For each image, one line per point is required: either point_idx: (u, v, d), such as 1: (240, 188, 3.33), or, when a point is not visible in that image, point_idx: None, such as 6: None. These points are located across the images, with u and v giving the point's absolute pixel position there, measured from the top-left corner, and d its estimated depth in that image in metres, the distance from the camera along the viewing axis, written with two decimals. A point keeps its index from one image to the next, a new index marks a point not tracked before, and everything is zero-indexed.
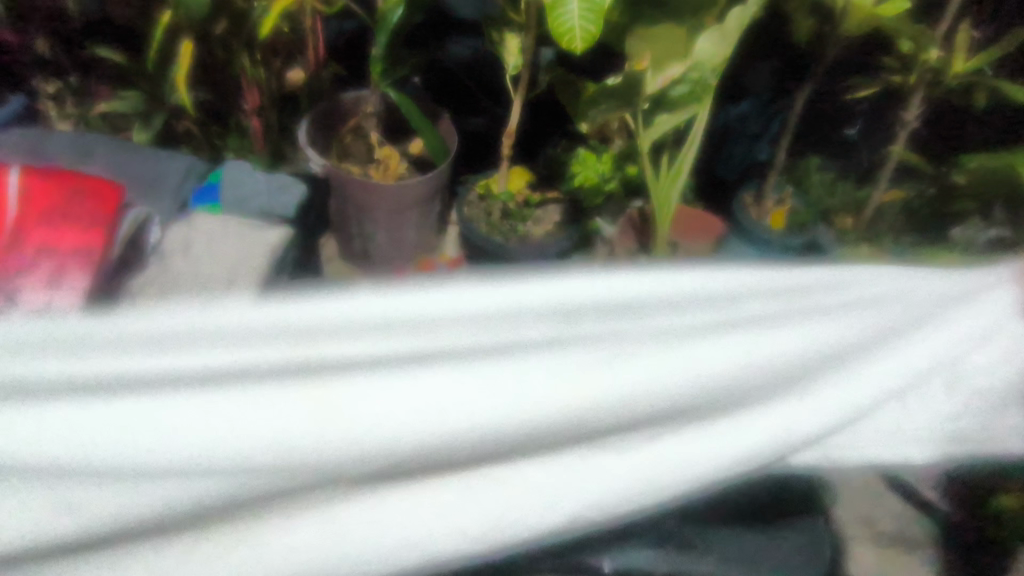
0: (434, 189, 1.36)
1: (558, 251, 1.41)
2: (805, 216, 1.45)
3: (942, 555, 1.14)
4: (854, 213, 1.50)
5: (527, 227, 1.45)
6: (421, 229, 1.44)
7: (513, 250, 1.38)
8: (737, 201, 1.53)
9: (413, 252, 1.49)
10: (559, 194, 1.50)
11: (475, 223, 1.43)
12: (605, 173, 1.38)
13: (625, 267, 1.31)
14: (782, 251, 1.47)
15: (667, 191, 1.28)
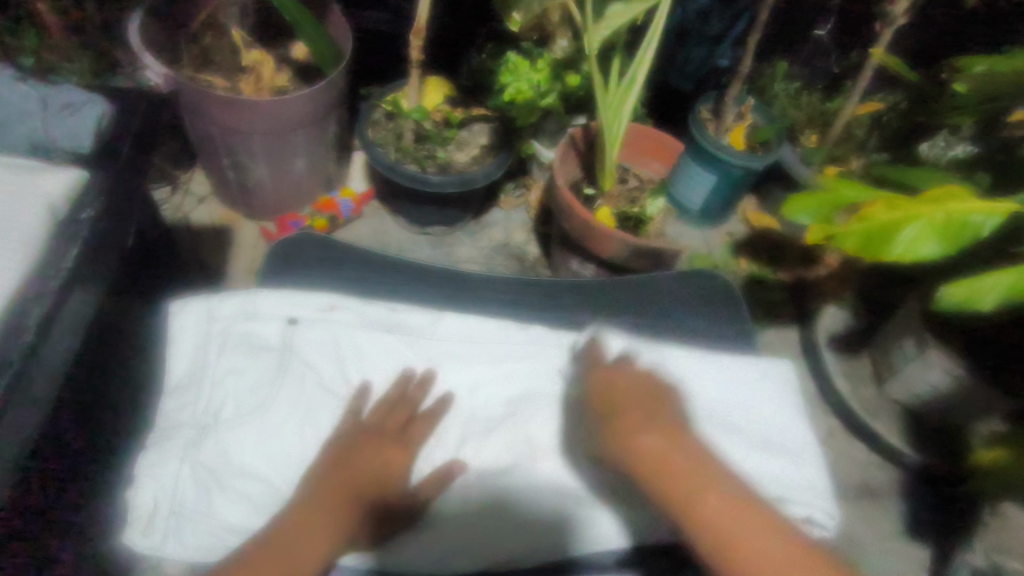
0: (327, 107, 1.07)
1: (487, 181, 1.16)
2: (769, 133, 1.28)
3: (910, 501, 1.12)
4: (820, 128, 1.36)
5: (448, 152, 1.19)
6: (314, 157, 1.15)
7: (431, 180, 1.11)
8: (693, 116, 1.31)
9: (309, 186, 1.20)
10: (487, 111, 1.23)
11: (383, 148, 1.16)
12: (542, 84, 1.13)
13: (568, 200, 1.05)
14: (743, 174, 1.29)
15: (617, 106, 1.05)
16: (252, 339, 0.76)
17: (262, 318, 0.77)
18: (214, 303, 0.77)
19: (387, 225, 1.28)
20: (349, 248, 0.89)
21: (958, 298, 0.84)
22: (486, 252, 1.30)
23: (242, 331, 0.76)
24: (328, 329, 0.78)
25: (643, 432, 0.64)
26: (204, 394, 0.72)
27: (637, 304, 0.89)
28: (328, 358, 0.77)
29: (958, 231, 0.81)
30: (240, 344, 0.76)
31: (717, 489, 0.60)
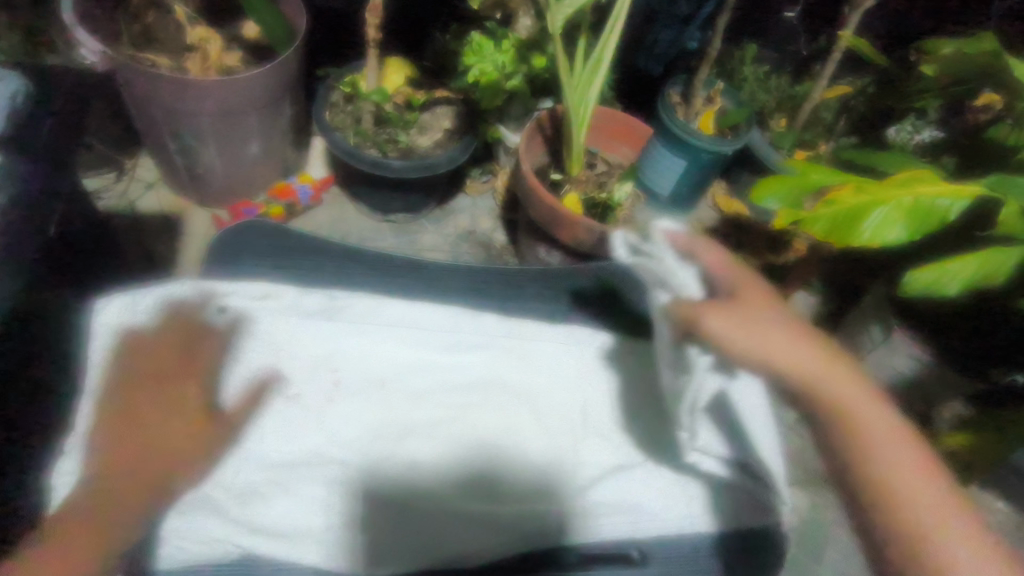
0: (280, 88, 1.02)
1: (451, 167, 1.12)
2: (738, 117, 1.26)
3: None
4: (789, 113, 1.35)
5: (411, 136, 1.14)
6: (268, 141, 1.10)
7: (391, 166, 1.07)
8: (663, 99, 1.29)
9: (263, 172, 1.15)
10: (450, 93, 1.19)
11: (341, 131, 1.11)
12: (507, 65, 1.09)
13: (535, 186, 1.02)
14: (712, 158, 1.28)
15: (584, 89, 1.02)
16: (182, 336, 0.74)
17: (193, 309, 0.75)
18: (140, 293, 0.74)
19: (347, 212, 1.24)
20: (303, 237, 0.85)
21: (922, 283, 0.84)
22: (451, 240, 1.26)
23: (170, 324, 0.74)
24: (272, 323, 0.77)
25: (809, 371, 0.63)
26: (124, 396, 0.69)
27: (601, 291, 0.87)
28: (270, 352, 0.76)
29: (924, 215, 0.80)
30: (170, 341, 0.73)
31: (873, 464, 0.60)
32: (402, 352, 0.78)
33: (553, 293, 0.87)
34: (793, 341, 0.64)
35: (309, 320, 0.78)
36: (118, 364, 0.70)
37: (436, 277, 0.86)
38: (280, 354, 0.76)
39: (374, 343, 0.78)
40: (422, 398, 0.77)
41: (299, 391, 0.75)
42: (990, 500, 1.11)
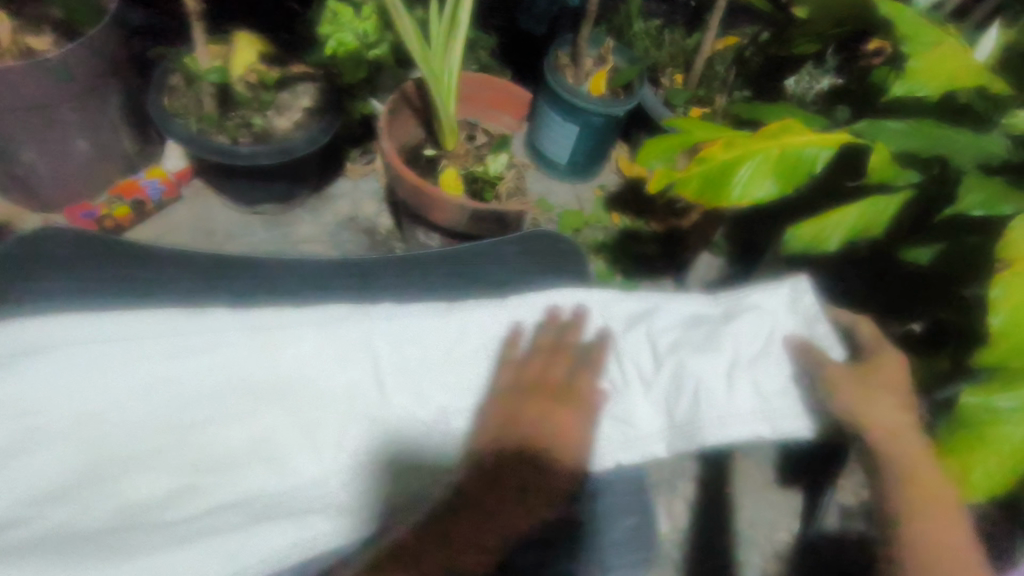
0: (98, 74, 0.89)
1: (311, 149, 1.02)
2: (629, 76, 1.19)
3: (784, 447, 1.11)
4: (684, 68, 1.29)
5: (267, 119, 1.03)
6: (97, 134, 0.97)
7: (240, 152, 0.96)
8: (549, 61, 1.21)
9: (101, 168, 1.02)
10: (310, 68, 1.08)
11: (182, 118, 0.98)
12: (368, 33, 0.99)
13: (399, 165, 0.93)
14: (603, 121, 1.21)
15: (444, 51, 0.94)
16: None
17: None
18: None
19: (211, 208, 1.13)
20: (115, 244, 0.69)
21: (802, 241, 0.78)
22: (330, 229, 1.17)
23: None
24: (60, 353, 0.60)
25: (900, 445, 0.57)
26: None
27: (470, 274, 0.79)
28: (48, 394, 0.59)
29: (794, 168, 0.74)
30: None
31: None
32: (259, 351, 0.65)
33: (434, 281, 0.78)
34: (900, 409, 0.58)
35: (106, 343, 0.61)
36: None
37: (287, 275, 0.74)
38: (68, 387, 0.59)
39: (224, 344, 0.64)
40: (262, 412, 0.64)
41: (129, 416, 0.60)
42: None
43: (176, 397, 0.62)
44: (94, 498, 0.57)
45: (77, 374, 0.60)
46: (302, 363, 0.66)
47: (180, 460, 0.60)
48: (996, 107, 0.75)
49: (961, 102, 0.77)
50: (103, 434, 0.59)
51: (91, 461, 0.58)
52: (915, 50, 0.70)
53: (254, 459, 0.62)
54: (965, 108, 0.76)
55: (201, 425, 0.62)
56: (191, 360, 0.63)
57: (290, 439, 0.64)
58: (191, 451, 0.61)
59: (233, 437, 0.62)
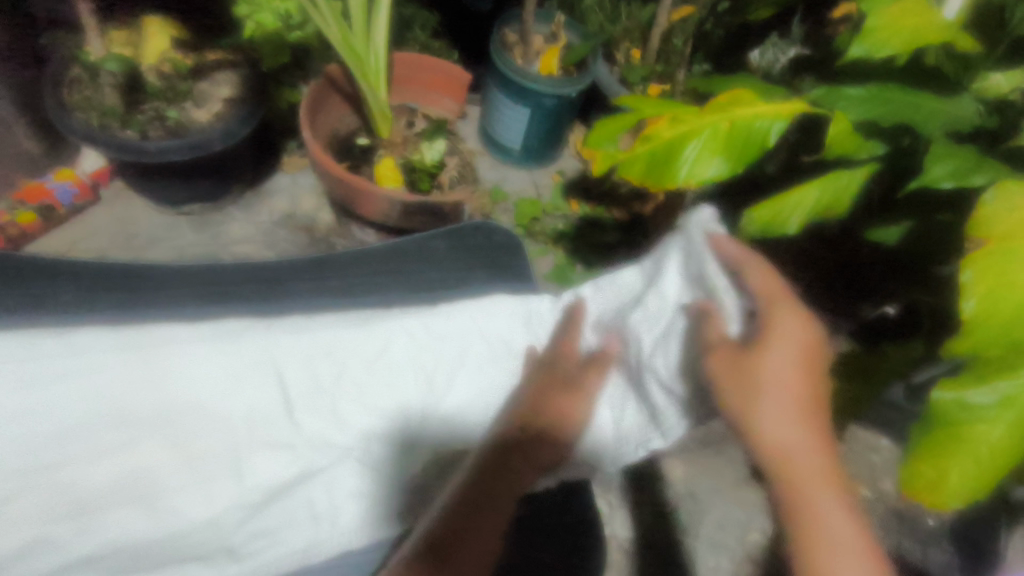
0: None
1: (230, 143, 0.93)
2: (581, 52, 1.11)
3: None
4: (641, 43, 1.21)
5: (182, 110, 0.94)
6: None
7: (147, 148, 0.88)
8: (495, 39, 1.13)
9: (0, 168, 0.93)
10: (230, 54, 1.00)
11: (81, 111, 0.89)
12: (289, 13, 0.90)
13: (322, 156, 0.85)
14: (555, 102, 1.13)
15: (370, 29, 0.86)
16: None
17: None
18: None
19: (131, 209, 1.04)
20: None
21: (757, 225, 0.72)
22: (264, 227, 1.08)
23: None
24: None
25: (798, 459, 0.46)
26: None
27: (392, 276, 0.72)
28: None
29: (743, 145, 0.67)
30: None
31: None
32: (139, 376, 0.58)
33: (354, 284, 0.70)
34: (802, 416, 0.47)
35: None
36: None
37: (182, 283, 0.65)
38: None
39: (96, 369, 0.57)
40: (139, 442, 0.56)
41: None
42: (873, 438, 1.01)
43: (37, 433, 0.54)
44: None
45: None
46: (192, 387, 0.59)
47: (40, 503, 0.52)
48: (965, 69, 0.69)
49: (931, 64, 0.70)
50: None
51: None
52: (872, 8, 0.63)
53: (128, 499, 0.54)
54: (933, 71, 0.70)
55: (66, 464, 0.54)
56: (56, 389, 0.55)
57: (177, 476, 0.56)
58: (56, 493, 0.53)
59: (103, 475, 0.54)
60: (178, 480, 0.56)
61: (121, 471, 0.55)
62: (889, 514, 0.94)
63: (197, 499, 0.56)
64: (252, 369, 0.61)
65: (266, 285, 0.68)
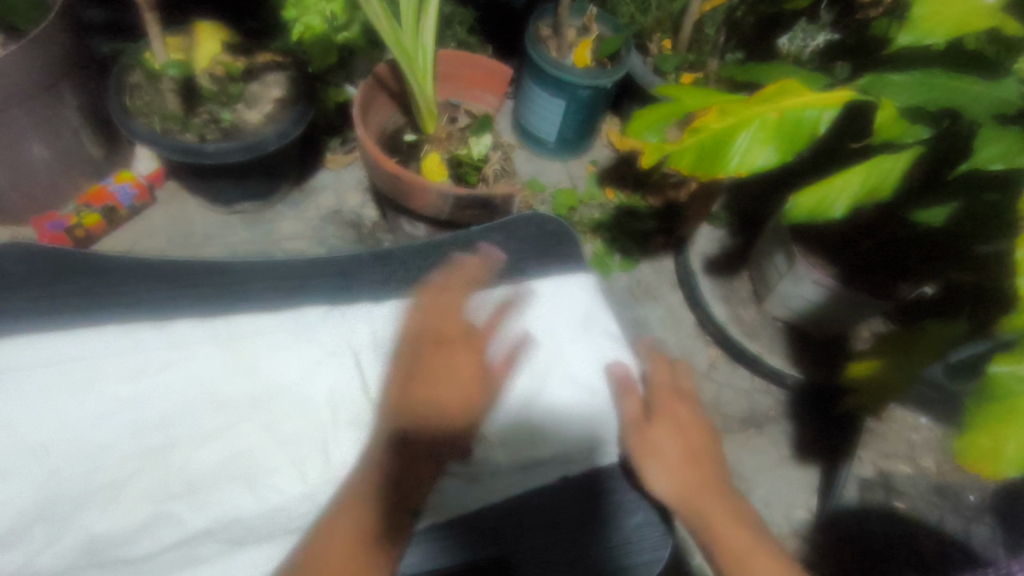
0: (49, 74, 0.84)
1: (284, 143, 0.97)
2: (615, 44, 1.13)
3: (798, 422, 1.07)
4: (673, 33, 1.23)
5: (236, 112, 0.98)
6: (55, 139, 0.92)
7: (208, 150, 0.91)
8: (529, 33, 1.15)
9: (67, 175, 0.98)
10: (279, 56, 1.03)
11: (144, 117, 0.93)
12: (335, 15, 0.93)
13: (374, 153, 0.87)
14: (590, 94, 1.15)
15: (414, 28, 0.88)
16: None
17: None
18: None
19: (187, 209, 1.08)
20: (65, 256, 0.65)
21: (807, 209, 0.73)
22: (313, 224, 1.12)
23: None
24: (24, 380, 0.57)
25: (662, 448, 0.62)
26: None
27: (452, 265, 0.75)
28: (9, 424, 0.56)
29: (794, 133, 0.69)
30: None
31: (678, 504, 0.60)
32: (233, 363, 0.62)
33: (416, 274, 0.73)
34: (683, 474, 0.61)
35: (76, 364, 0.59)
36: None
37: (258, 279, 0.70)
38: (32, 416, 0.56)
39: (196, 359, 0.61)
40: (238, 425, 0.59)
41: (100, 441, 0.56)
42: (915, 418, 1.04)
43: (146, 418, 0.58)
44: (57, 534, 0.52)
45: (44, 404, 0.57)
46: (279, 373, 0.62)
47: (151, 483, 0.56)
48: (1008, 51, 0.69)
49: (972, 48, 0.71)
50: (70, 461, 0.55)
51: (56, 493, 0.54)
52: None
53: (232, 477, 0.57)
54: (973, 54, 0.71)
55: (173, 449, 0.57)
56: (158, 378, 0.59)
57: (267, 459, 0.58)
58: (168, 473, 0.56)
59: (208, 457, 0.57)
60: (270, 462, 0.58)
61: (222, 453, 0.58)
62: (931, 490, 0.97)
63: (289, 480, 0.58)
64: (332, 353, 0.64)
65: (333, 277, 0.72)
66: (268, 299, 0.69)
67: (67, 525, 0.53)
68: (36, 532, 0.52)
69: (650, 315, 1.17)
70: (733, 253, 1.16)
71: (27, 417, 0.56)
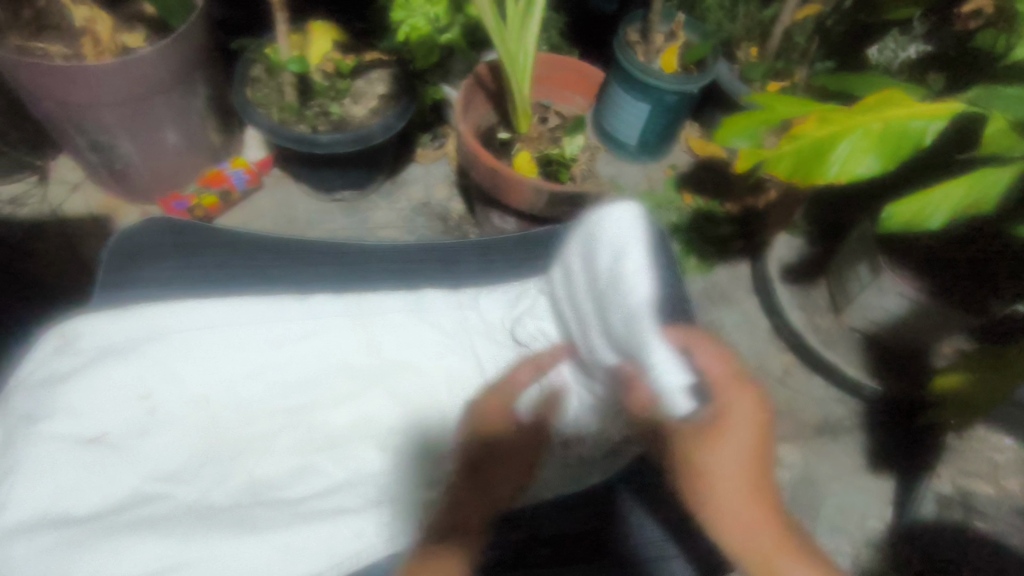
0: (187, 68, 0.92)
1: (387, 136, 1.03)
2: (702, 51, 1.15)
3: (874, 435, 1.06)
4: (760, 41, 1.25)
5: (343, 107, 1.05)
6: (187, 127, 1.01)
7: (320, 140, 0.98)
8: (618, 39, 1.18)
9: (190, 160, 1.07)
10: (384, 55, 1.10)
11: (264, 108, 1.01)
12: (440, 17, 0.98)
13: (476, 149, 0.93)
14: (676, 99, 1.17)
15: (519, 34, 0.93)
16: (98, 384, 0.61)
17: (113, 330, 0.63)
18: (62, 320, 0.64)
19: (291, 195, 1.16)
20: (203, 230, 0.71)
21: (904, 220, 0.73)
22: (404, 214, 1.18)
23: (78, 360, 0.62)
24: (184, 339, 0.64)
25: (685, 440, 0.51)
26: (31, 449, 0.57)
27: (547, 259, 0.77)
28: (175, 377, 0.63)
29: (897, 143, 0.70)
30: (82, 392, 0.61)
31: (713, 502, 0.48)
32: (358, 336, 0.69)
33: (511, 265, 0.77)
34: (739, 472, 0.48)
35: (228, 328, 0.66)
36: (41, 404, 0.59)
37: (368, 259, 0.75)
38: (193, 370, 0.64)
39: (326, 332, 0.68)
40: (368, 393, 0.67)
41: (252, 399, 0.65)
42: (998, 438, 1.03)
43: (290, 383, 0.66)
44: (224, 475, 0.61)
45: (202, 362, 0.64)
46: (403, 348, 0.69)
47: (294, 438, 0.64)
48: None
49: None
50: (229, 413, 0.64)
51: (218, 440, 0.62)
52: None
53: (365, 436, 0.65)
54: None
55: (313, 408, 0.66)
56: (302, 346, 0.67)
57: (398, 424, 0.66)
58: (309, 429, 0.65)
59: (342, 418, 0.66)
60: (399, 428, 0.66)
61: (355, 416, 0.66)
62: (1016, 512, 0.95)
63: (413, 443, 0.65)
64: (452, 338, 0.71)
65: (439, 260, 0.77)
66: (380, 279, 0.75)
67: (227, 468, 0.61)
68: (204, 470, 0.61)
69: (724, 318, 1.18)
70: (812, 261, 1.16)
71: (191, 372, 0.64)
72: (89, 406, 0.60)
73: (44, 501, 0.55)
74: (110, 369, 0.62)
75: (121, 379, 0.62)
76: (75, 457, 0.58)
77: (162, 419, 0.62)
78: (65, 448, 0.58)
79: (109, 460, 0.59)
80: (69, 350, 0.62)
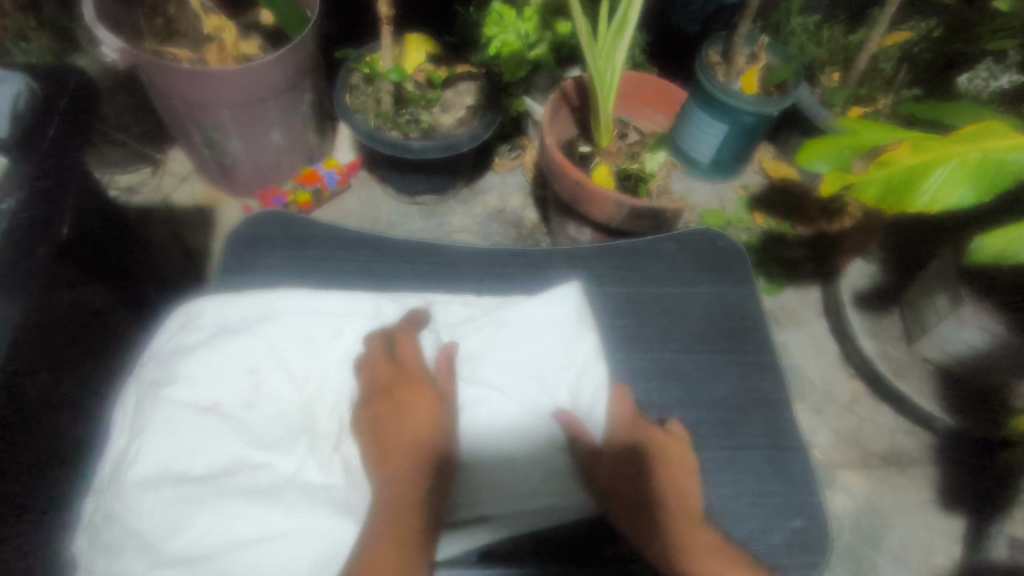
0: (297, 74, 1.00)
1: (473, 145, 1.08)
2: (785, 74, 1.16)
3: (947, 472, 1.04)
4: (844, 65, 1.24)
5: (433, 115, 1.11)
6: (290, 128, 1.08)
7: (412, 146, 1.04)
8: (700, 59, 1.20)
9: (289, 160, 1.15)
10: (473, 68, 1.15)
11: (362, 114, 1.08)
12: (531, 34, 1.03)
13: (560, 162, 0.97)
14: (755, 120, 1.18)
15: (609, 53, 0.96)
16: (215, 358, 0.67)
17: (233, 313, 0.71)
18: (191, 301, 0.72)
19: (375, 197, 1.23)
20: (314, 226, 0.80)
21: (995, 252, 0.72)
22: (480, 220, 1.23)
23: (202, 337, 0.69)
24: (291, 322, 0.70)
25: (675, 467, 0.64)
26: (158, 412, 0.63)
27: (625, 270, 0.82)
28: (280, 357, 0.68)
29: (995, 174, 0.70)
30: (203, 364, 0.67)
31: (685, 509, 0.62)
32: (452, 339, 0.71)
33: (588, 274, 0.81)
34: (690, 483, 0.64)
35: (332, 317, 0.71)
36: (169, 374, 0.66)
37: (457, 260, 0.81)
38: (298, 351, 0.69)
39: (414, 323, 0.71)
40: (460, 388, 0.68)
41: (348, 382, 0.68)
42: None
43: None
44: (320, 447, 0.64)
45: (306, 345, 0.70)
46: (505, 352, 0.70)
47: None
48: None
49: None
50: (327, 393, 0.67)
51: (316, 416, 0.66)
52: None
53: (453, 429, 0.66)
54: None
55: None
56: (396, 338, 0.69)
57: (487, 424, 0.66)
58: None
59: None
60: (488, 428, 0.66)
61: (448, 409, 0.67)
62: None
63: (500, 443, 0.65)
64: (543, 334, 0.71)
65: (522, 263, 0.81)
66: (467, 277, 0.79)
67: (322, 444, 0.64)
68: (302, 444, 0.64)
69: (791, 341, 1.18)
70: (884, 289, 1.14)
71: (296, 352, 0.69)
72: (207, 377, 0.66)
73: (167, 460, 0.61)
74: (227, 346, 0.68)
75: (236, 355, 0.67)
76: (194, 422, 0.63)
77: (269, 393, 0.66)
78: (186, 414, 0.63)
79: (223, 426, 0.64)
80: (196, 329, 0.70)
